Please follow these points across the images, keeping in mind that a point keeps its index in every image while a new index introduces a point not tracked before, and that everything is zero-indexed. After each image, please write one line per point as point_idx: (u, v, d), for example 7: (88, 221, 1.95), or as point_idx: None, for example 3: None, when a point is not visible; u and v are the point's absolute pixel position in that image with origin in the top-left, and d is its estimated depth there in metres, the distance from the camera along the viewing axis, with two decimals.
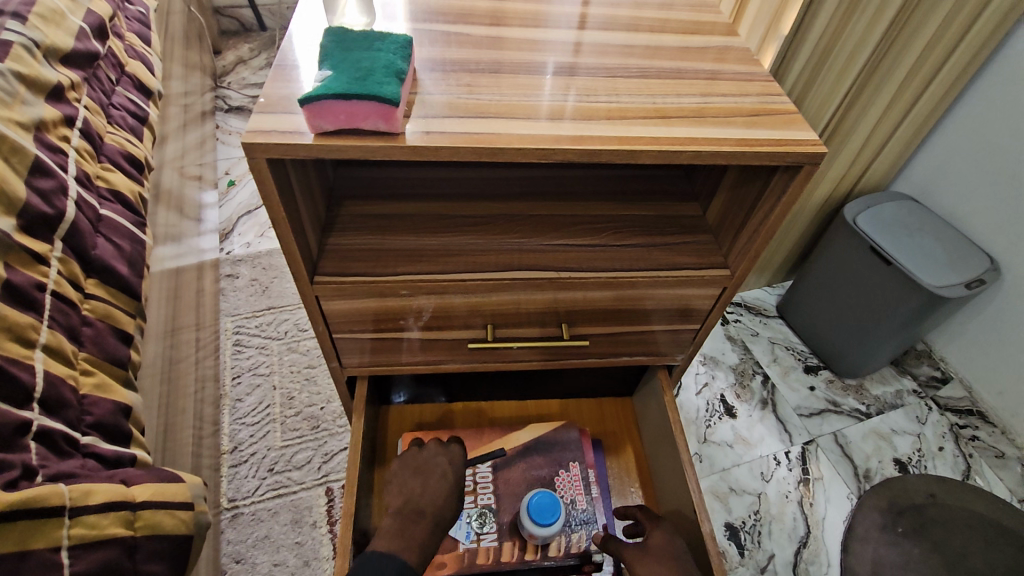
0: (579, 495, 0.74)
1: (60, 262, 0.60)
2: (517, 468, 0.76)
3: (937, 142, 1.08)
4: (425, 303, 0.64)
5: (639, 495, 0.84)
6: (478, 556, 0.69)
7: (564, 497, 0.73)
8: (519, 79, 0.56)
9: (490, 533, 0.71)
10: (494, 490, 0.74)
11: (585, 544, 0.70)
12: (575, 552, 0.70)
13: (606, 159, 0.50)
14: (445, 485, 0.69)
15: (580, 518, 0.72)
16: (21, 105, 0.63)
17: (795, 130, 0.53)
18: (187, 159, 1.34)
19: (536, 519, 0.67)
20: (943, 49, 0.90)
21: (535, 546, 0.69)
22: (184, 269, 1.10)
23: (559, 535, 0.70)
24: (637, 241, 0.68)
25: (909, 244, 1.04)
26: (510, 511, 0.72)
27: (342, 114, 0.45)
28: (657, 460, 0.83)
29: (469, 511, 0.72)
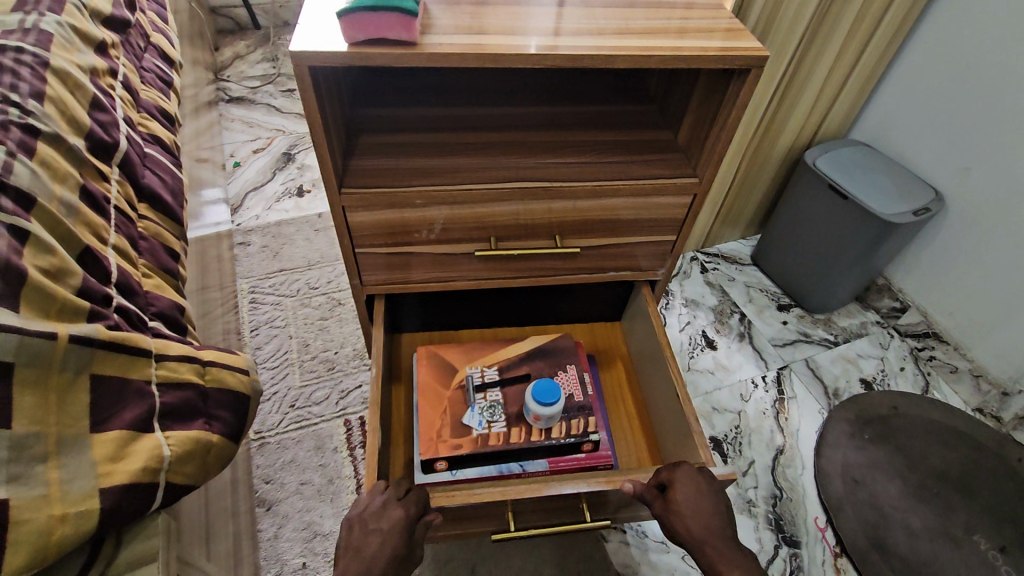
0: (576, 390, 0.83)
1: (118, 183, 0.69)
2: (521, 370, 0.86)
3: (885, 91, 1.21)
4: (438, 213, 0.74)
5: (629, 399, 0.95)
6: (489, 438, 0.79)
7: (563, 390, 0.83)
8: (515, 9, 0.66)
9: (499, 421, 0.80)
10: (500, 389, 0.84)
11: (581, 428, 0.80)
12: (573, 433, 0.79)
13: (589, 65, 0.60)
14: (386, 537, 0.65)
15: (577, 406, 0.82)
16: (78, 52, 0.72)
17: (745, 40, 0.63)
18: (197, 138, 1.43)
19: (540, 400, 0.78)
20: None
21: (539, 430, 0.80)
22: (204, 234, 1.19)
23: (559, 420, 0.80)
24: (619, 158, 0.78)
25: (863, 180, 1.15)
26: (517, 403, 0.82)
27: (372, 26, 0.55)
28: (644, 367, 0.93)
29: (481, 405, 0.82)
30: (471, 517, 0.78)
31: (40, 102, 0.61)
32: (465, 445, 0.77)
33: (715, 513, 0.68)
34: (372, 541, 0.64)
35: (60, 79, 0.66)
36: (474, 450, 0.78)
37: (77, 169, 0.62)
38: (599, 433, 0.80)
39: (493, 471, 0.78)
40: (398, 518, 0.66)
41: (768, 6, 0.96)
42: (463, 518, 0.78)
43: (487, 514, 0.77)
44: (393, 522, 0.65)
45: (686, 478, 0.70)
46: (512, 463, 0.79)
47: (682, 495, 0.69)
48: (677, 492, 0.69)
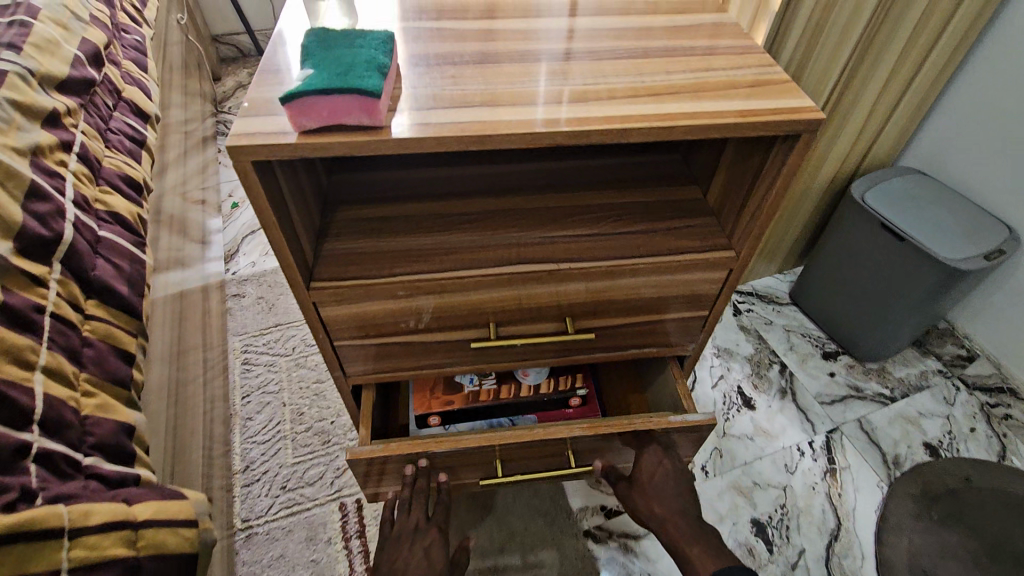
0: None
1: (59, 284, 0.60)
2: None
3: (943, 112, 1.06)
4: (426, 303, 0.63)
5: (630, 401, 0.90)
6: (481, 395, 0.83)
7: None
8: (506, 67, 0.55)
9: (489, 379, 0.84)
10: None
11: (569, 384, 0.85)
12: (561, 389, 0.84)
13: (596, 140, 0.49)
14: (424, 557, 0.71)
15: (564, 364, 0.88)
16: (17, 131, 0.64)
17: (791, 99, 0.51)
18: (190, 182, 1.35)
19: None
20: (945, 9, 0.87)
21: (528, 386, 0.84)
22: (190, 291, 1.10)
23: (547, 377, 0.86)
24: (637, 227, 0.66)
25: (921, 218, 1.01)
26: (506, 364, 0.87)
27: (325, 111, 0.45)
28: (650, 373, 0.89)
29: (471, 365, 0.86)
30: (462, 467, 0.78)
31: None
32: (456, 401, 0.82)
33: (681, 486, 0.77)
34: (412, 561, 0.70)
35: None
36: (463, 405, 0.81)
37: None
38: (586, 389, 0.86)
39: (483, 425, 0.82)
40: (433, 541, 0.73)
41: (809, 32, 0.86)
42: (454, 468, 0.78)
43: (476, 463, 0.77)
44: (430, 544, 0.73)
45: (652, 464, 0.76)
46: (502, 418, 0.83)
47: (646, 470, 0.77)
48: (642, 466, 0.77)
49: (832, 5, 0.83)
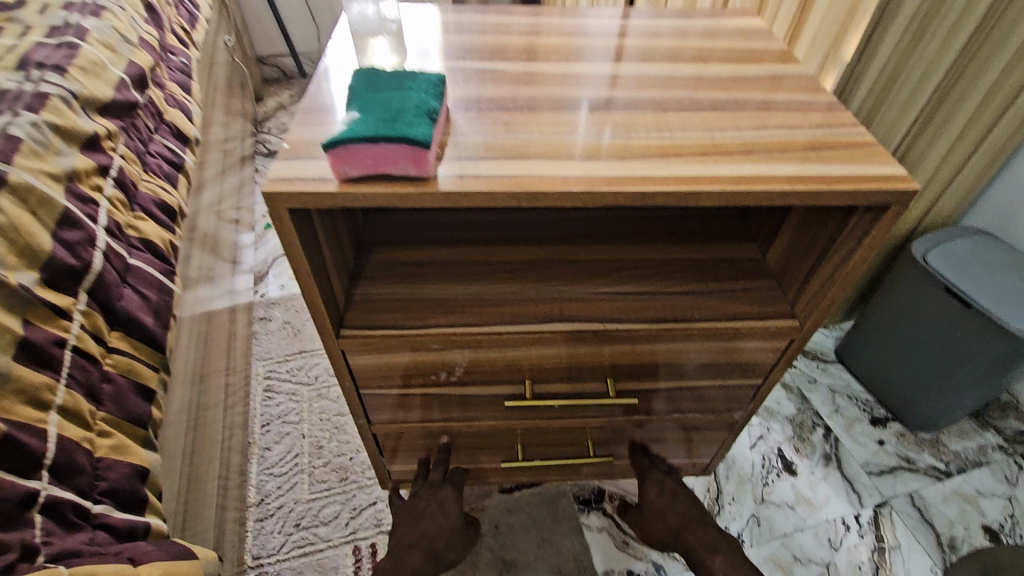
0: None
1: (83, 316, 0.58)
2: None
3: (1013, 172, 1.00)
4: (459, 357, 0.60)
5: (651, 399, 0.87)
6: None
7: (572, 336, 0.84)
8: (560, 115, 0.52)
9: None
10: None
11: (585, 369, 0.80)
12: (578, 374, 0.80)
13: (659, 202, 0.45)
14: (438, 515, 0.72)
15: None
16: (54, 156, 0.62)
17: (877, 164, 0.46)
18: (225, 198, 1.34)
19: None
20: None
21: None
22: (217, 311, 1.08)
23: None
24: (686, 285, 0.62)
25: (988, 284, 0.94)
26: None
27: (369, 159, 0.42)
28: None
29: None
30: (478, 450, 0.77)
31: None
32: None
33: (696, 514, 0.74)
34: (427, 517, 0.71)
35: (19, 199, 0.55)
36: None
37: (16, 315, 0.50)
38: None
39: None
40: (448, 497, 0.75)
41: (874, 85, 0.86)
42: (468, 452, 0.78)
43: (496, 446, 0.77)
44: (446, 501, 0.74)
45: (657, 486, 0.76)
46: None
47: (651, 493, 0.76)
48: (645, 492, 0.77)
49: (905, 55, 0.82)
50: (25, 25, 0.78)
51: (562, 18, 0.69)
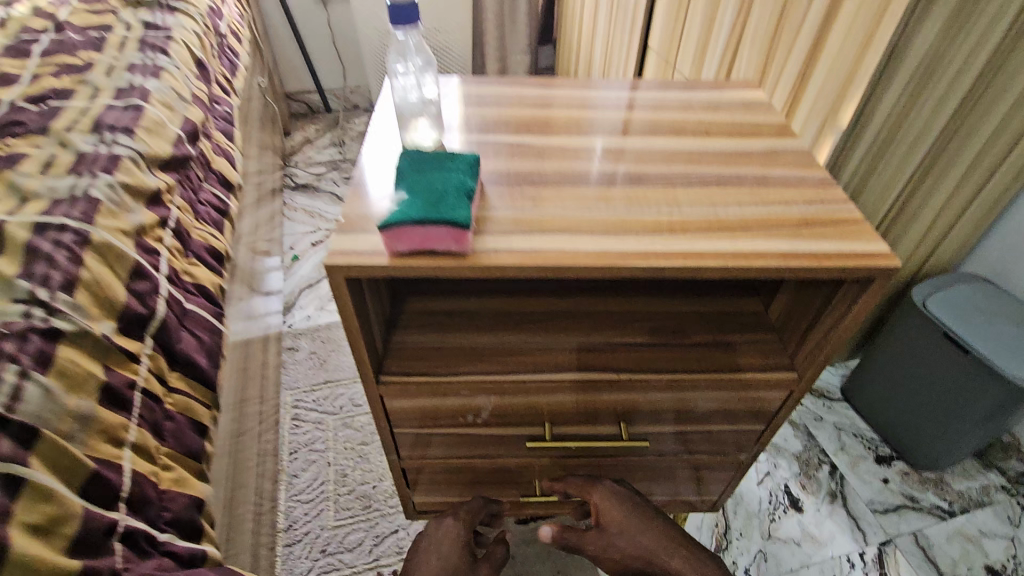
0: None
1: (150, 359, 0.64)
2: None
3: (1009, 222, 1.05)
4: (486, 401, 0.65)
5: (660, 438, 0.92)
6: None
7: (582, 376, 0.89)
8: (581, 190, 0.58)
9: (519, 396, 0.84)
10: None
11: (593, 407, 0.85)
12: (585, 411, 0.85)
13: (670, 274, 0.51)
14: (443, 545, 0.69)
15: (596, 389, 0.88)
16: (126, 214, 0.69)
17: (864, 243, 0.52)
18: (258, 233, 1.42)
19: None
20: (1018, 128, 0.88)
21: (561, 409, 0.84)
22: (252, 343, 1.15)
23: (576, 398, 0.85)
24: (692, 338, 0.67)
25: (986, 331, 0.98)
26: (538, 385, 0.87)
27: (417, 237, 0.48)
28: None
29: None
30: (498, 484, 0.82)
31: (71, 293, 0.56)
32: None
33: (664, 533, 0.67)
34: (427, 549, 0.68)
35: (100, 256, 0.62)
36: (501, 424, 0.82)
37: (99, 362, 0.56)
38: None
39: None
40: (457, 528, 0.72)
41: (857, 174, 0.92)
42: (489, 486, 0.82)
43: (515, 481, 0.82)
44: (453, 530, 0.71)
45: (604, 498, 0.70)
46: None
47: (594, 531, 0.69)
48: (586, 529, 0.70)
49: (885, 144, 0.88)
50: (96, 87, 0.86)
51: (580, 90, 0.76)
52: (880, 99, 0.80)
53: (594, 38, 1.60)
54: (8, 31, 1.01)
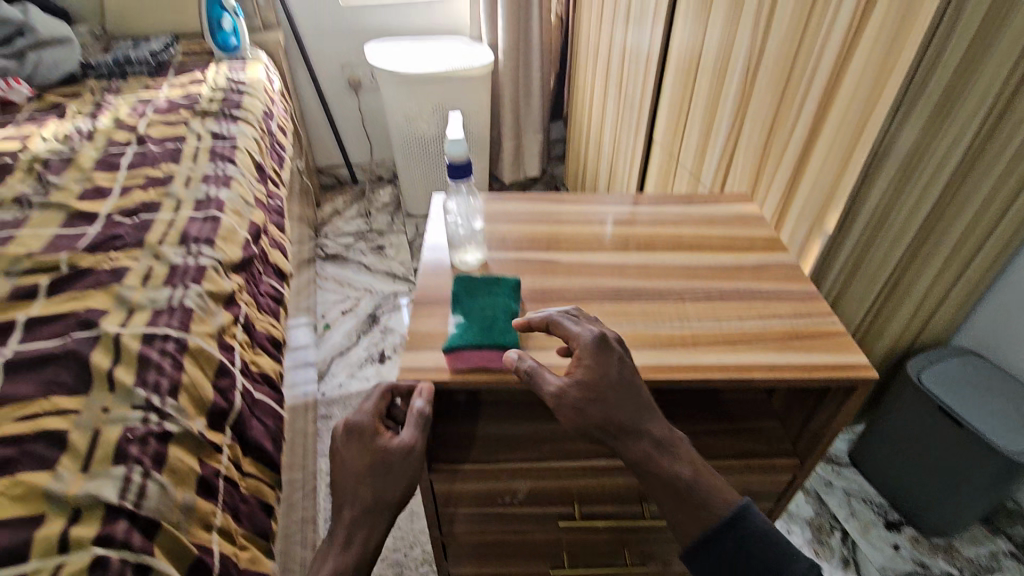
0: None
1: (230, 448, 0.74)
2: None
3: (993, 299, 1.14)
4: (522, 485, 0.74)
5: None
6: None
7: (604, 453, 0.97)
8: (605, 305, 0.69)
9: None
10: None
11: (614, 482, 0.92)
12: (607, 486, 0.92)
13: (683, 384, 0.60)
14: (363, 458, 0.60)
15: None
16: (211, 317, 0.80)
17: (846, 355, 0.62)
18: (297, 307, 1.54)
19: None
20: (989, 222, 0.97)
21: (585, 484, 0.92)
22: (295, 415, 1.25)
23: None
24: (702, 426, 0.76)
25: (978, 405, 1.05)
26: None
27: (475, 358, 0.61)
28: None
29: None
30: (529, 557, 0.89)
31: (176, 397, 0.67)
32: None
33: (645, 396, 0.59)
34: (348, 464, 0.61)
35: (194, 359, 0.73)
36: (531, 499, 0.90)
37: (195, 455, 0.66)
38: None
39: None
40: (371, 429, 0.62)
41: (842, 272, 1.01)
42: (519, 559, 0.89)
43: (545, 554, 0.88)
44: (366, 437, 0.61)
45: (591, 361, 0.58)
46: None
47: (576, 388, 0.57)
48: (562, 379, 0.58)
49: (869, 243, 0.97)
50: (178, 199, 1.00)
51: (600, 205, 0.88)
52: (862, 204, 0.90)
53: (603, 125, 1.76)
54: (97, 145, 1.17)
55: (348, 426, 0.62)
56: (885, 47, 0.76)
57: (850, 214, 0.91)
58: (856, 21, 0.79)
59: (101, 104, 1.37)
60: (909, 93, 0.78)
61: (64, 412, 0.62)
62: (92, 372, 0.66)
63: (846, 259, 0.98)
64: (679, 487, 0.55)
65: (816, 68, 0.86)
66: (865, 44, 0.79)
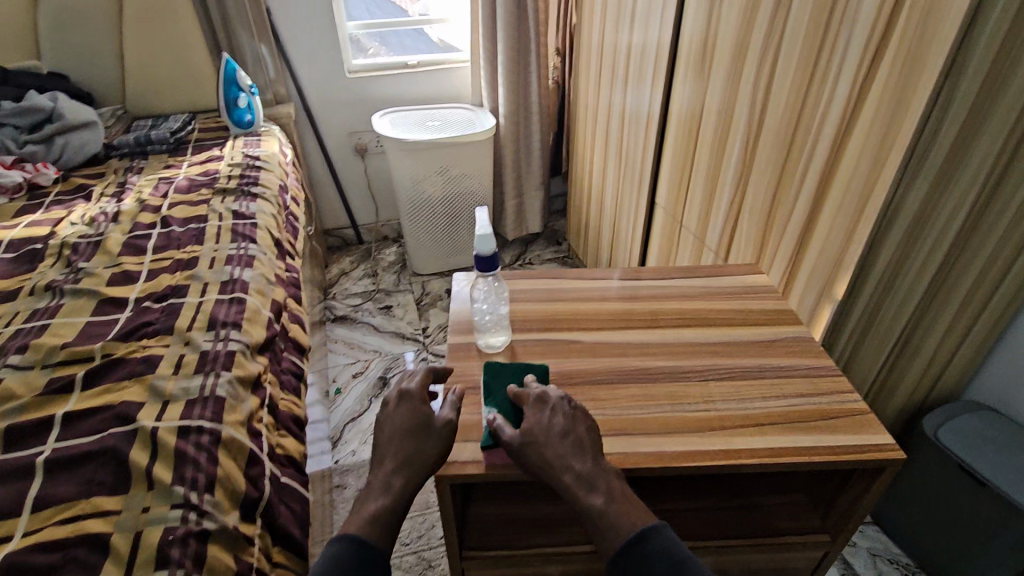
0: None
1: (260, 538, 0.74)
2: None
3: (1003, 355, 1.15)
4: (551, 568, 0.75)
5: None
6: None
7: None
8: (631, 387, 0.71)
9: None
10: None
11: None
12: None
13: (716, 471, 0.62)
14: (407, 422, 0.64)
15: None
16: (241, 404, 0.82)
17: (872, 434, 0.64)
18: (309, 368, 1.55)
19: None
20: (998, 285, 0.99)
21: None
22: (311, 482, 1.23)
23: None
24: (728, 502, 0.77)
25: (997, 463, 1.05)
26: None
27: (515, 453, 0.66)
28: None
29: None
30: None
31: (212, 492, 0.68)
32: None
33: (585, 436, 0.61)
34: (388, 429, 0.64)
35: (226, 448, 0.74)
36: None
37: (230, 551, 0.66)
38: None
39: None
40: (417, 398, 0.67)
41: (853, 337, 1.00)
42: None
43: None
44: (414, 406, 0.66)
45: (537, 417, 0.62)
46: None
47: (526, 446, 0.61)
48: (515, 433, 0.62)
49: (878, 313, 0.97)
50: (204, 281, 1.03)
51: (620, 279, 0.91)
52: (869, 276, 0.91)
53: (605, 185, 1.81)
54: (123, 227, 1.20)
55: (400, 392, 0.67)
56: (880, 135, 0.81)
57: (857, 284, 0.92)
58: (851, 105, 0.84)
59: (124, 183, 1.42)
60: (907, 173, 0.80)
61: (105, 514, 0.62)
62: (130, 470, 0.67)
63: (856, 327, 0.98)
64: (592, 522, 0.55)
65: (815, 147, 0.92)
66: (861, 127, 0.84)
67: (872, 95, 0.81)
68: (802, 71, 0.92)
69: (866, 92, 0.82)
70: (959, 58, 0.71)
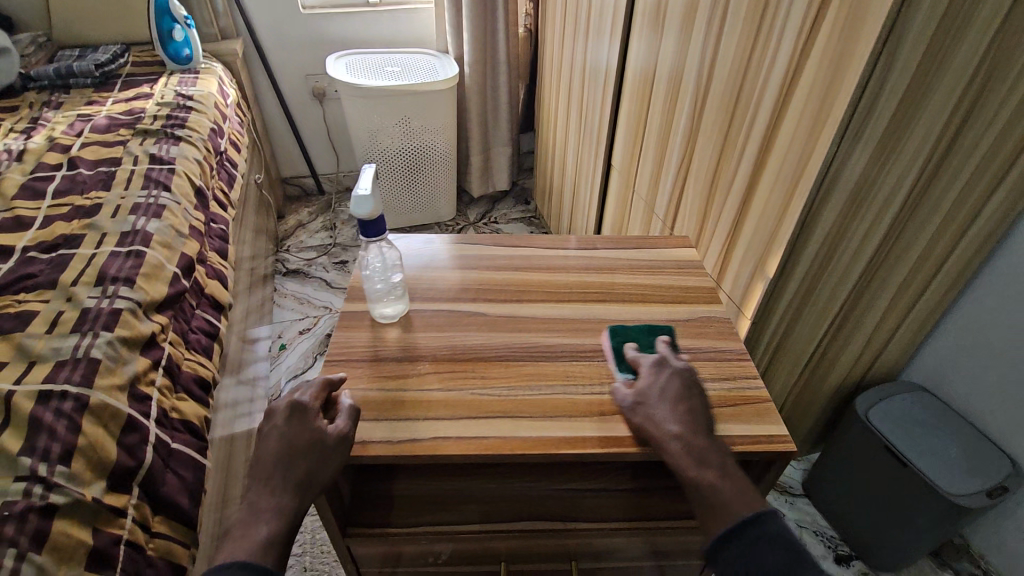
0: None
1: (135, 508, 0.68)
2: None
3: (942, 334, 1.12)
4: (445, 546, 0.78)
5: None
6: None
7: None
8: (526, 366, 0.71)
9: None
10: None
11: None
12: None
13: (593, 457, 0.62)
14: (301, 444, 0.59)
15: None
16: (122, 367, 0.76)
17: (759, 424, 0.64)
18: (246, 317, 1.49)
19: None
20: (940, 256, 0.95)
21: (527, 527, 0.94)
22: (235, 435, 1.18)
23: None
24: (633, 484, 0.81)
25: (923, 442, 1.04)
26: None
27: None
28: None
29: None
30: None
31: (67, 463, 0.63)
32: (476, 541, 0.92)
33: (698, 409, 0.62)
34: (274, 448, 0.59)
35: (95, 416, 0.68)
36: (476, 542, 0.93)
37: (88, 524, 0.62)
38: None
39: None
40: (309, 417, 0.61)
41: (787, 314, 0.96)
42: None
43: None
44: (306, 425, 0.60)
45: (653, 384, 0.64)
46: None
47: (637, 411, 0.63)
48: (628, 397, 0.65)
49: (813, 287, 0.92)
50: (102, 231, 0.96)
51: (553, 249, 0.89)
52: (803, 249, 0.85)
53: (567, 144, 1.73)
54: (25, 168, 1.12)
55: (291, 405, 0.62)
56: (815, 107, 0.74)
57: (792, 259, 0.86)
58: (794, 64, 0.76)
59: (37, 120, 1.31)
60: (844, 143, 0.73)
61: None
62: None
63: (789, 302, 0.93)
64: (695, 496, 0.56)
65: (757, 111, 0.84)
66: (800, 92, 0.76)
67: (812, 58, 0.73)
68: (749, 25, 0.83)
69: (806, 53, 0.74)
70: (900, 21, 0.63)
